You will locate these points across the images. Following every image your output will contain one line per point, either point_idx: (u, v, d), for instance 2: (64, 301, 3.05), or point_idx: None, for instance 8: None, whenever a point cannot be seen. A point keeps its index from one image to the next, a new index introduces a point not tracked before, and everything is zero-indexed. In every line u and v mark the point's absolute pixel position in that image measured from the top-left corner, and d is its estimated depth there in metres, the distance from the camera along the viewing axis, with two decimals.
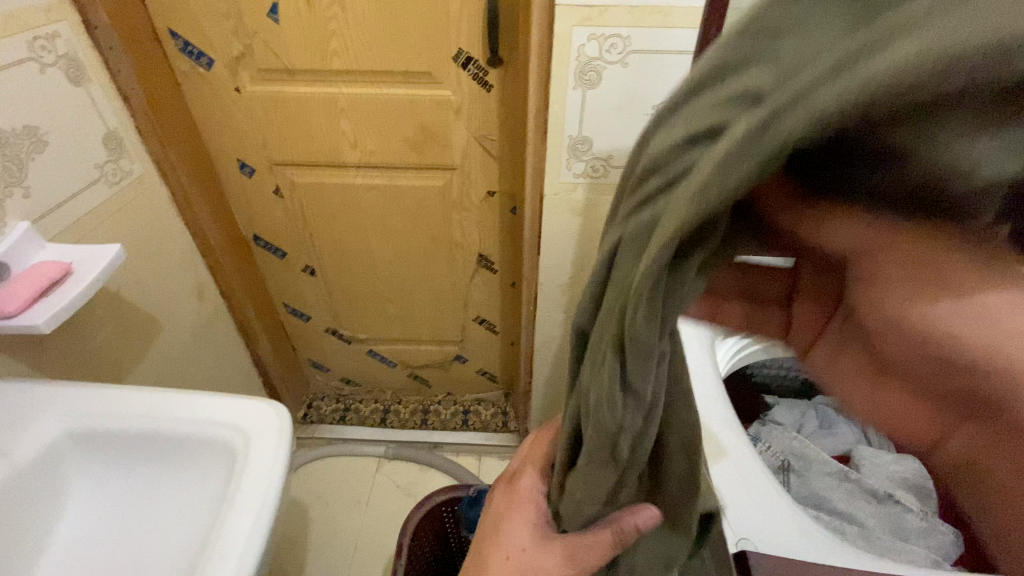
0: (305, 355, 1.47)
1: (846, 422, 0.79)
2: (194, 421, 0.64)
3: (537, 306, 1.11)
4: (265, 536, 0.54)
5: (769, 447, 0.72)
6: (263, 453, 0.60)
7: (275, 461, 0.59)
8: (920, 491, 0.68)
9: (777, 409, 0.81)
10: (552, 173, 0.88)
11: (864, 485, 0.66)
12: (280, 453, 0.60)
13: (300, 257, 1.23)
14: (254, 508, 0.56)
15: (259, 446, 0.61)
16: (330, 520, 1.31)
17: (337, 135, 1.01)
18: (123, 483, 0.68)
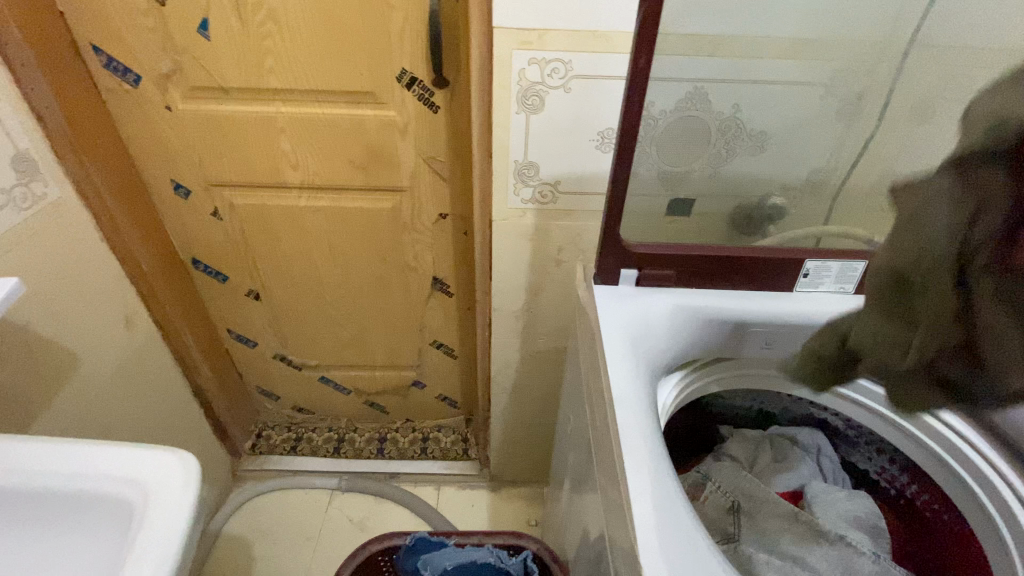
0: (254, 383, 1.40)
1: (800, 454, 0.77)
2: (89, 477, 0.57)
3: (491, 333, 1.07)
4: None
5: (720, 486, 0.71)
6: (165, 512, 0.54)
7: (176, 520, 0.53)
8: (874, 531, 0.67)
9: (731, 442, 0.79)
10: (499, 198, 0.84)
11: (815, 525, 0.62)
12: (182, 510, 0.54)
13: (244, 281, 1.17)
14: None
15: (161, 503, 0.54)
16: (277, 559, 1.23)
17: (279, 156, 0.96)
18: (13, 545, 0.61)
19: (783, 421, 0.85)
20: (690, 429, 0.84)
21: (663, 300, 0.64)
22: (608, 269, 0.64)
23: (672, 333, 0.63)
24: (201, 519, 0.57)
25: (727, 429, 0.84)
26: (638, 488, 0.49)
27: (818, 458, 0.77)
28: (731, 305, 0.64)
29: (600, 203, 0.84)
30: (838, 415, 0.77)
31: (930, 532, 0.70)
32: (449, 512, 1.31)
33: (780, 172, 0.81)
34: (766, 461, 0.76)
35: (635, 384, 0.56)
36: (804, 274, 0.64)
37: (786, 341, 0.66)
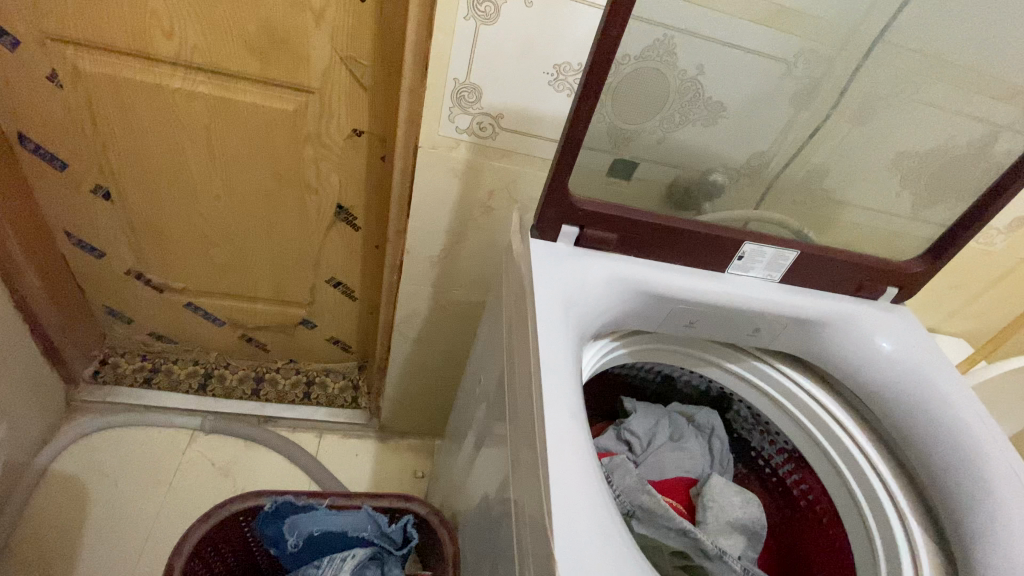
0: (99, 301, 1.15)
1: (694, 435, 0.80)
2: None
3: (400, 276, 0.95)
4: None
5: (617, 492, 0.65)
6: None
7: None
8: (753, 534, 0.71)
9: (634, 418, 0.80)
10: (430, 122, 0.72)
11: (699, 540, 0.63)
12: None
13: (91, 174, 0.93)
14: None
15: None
16: (116, 505, 1.06)
17: (148, 16, 0.74)
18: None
19: (681, 399, 0.87)
20: (592, 397, 0.84)
21: (600, 265, 0.58)
22: (548, 222, 0.57)
23: (605, 302, 0.58)
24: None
25: (629, 403, 0.83)
26: (559, 465, 0.42)
27: (709, 436, 0.81)
28: (665, 278, 0.60)
29: (540, 148, 0.75)
30: (741, 402, 0.80)
31: (793, 510, 0.78)
32: (331, 460, 1.22)
33: (726, 148, 0.78)
34: (662, 438, 0.79)
35: (563, 352, 0.50)
36: (739, 256, 0.62)
37: (709, 321, 0.64)
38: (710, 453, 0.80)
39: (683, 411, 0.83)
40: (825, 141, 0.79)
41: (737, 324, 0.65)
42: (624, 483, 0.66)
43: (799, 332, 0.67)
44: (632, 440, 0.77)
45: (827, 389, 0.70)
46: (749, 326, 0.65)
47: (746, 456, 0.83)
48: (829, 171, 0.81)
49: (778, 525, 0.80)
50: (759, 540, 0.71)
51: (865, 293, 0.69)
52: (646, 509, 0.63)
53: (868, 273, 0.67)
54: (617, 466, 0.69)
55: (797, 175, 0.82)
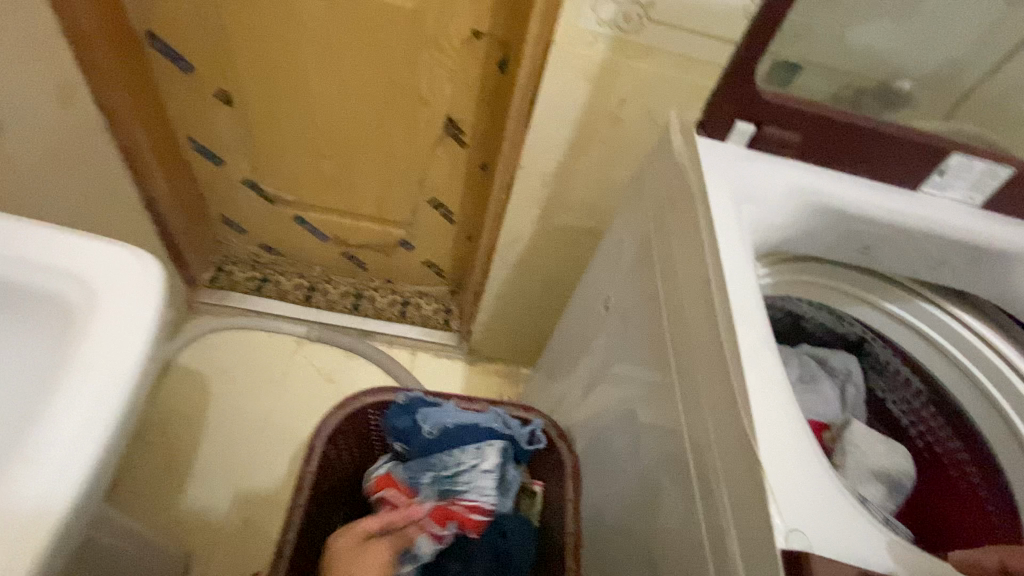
0: (217, 209, 1.21)
1: (827, 378, 0.73)
2: (56, 271, 0.44)
3: (509, 195, 0.92)
4: (73, 496, 0.35)
5: None
6: (107, 348, 0.40)
7: (121, 357, 0.40)
8: (893, 487, 0.65)
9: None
10: (569, 13, 0.65)
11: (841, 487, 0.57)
12: (129, 357, 0.40)
13: (214, 77, 0.95)
14: (75, 428, 0.37)
15: (109, 326, 0.41)
16: (235, 397, 1.16)
17: None
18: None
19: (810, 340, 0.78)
20: None
21: (776, 169, 0.51)
22: (720, 116, 0.50)
23: (778, 215, 0.52)
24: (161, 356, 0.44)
25: None
26: (754, 383, 0.39)
27: (841, 383, 0.73)
28: (851, 193, 0.52)
29: (691, 46, 0.67)
30: (886, 348, 0.70)
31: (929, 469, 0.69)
32: (422, 377, 1.26)
33: (917, 49, 0.66)
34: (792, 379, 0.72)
35: (740, 258, 0.45)
36: (939, 171, 0.53)
37: (889, 249, 0.56)
38: (844, 400, 0.72)
39: (815, 353, 0.75)
40: None
41: (919, 252, 0.56)
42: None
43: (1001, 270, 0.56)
44: None
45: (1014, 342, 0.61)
46: (934, 256, 0.56)
47: (882, 412, 0.74)
48: None
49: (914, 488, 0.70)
50: (899, 493, 0.65)
51: None
52: None
53: None
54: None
55: (1002, 87, 0.68)
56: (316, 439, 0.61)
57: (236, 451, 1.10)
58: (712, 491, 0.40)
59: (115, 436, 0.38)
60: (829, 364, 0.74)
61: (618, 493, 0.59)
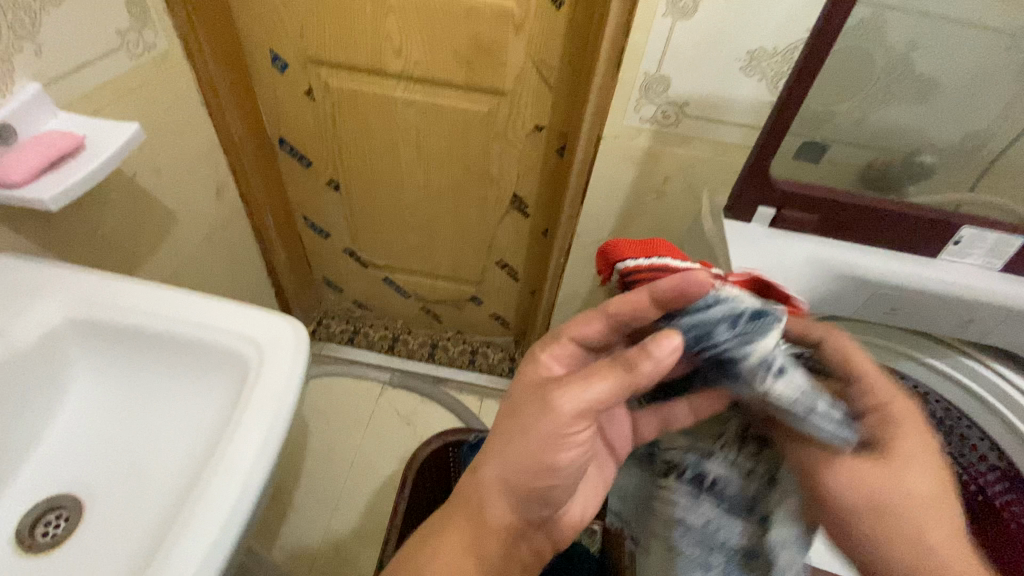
0: (320, 272, 1.43)
1: None
2: (229, 332, 0.59)
3: (568, 259, 1.04)
4: (254, 497, 0.49)
5: None
6: (272, 391, 0.55)
7: (281, 398, 0.55)
8: None
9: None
10: (616, 114, 0.79)
11: None
12: (288, 397, 0.55)
13: (326, 169, 1.17)
14: (253, 449, 0.51)
15: (272, 374, 0.56)
16: (329, 435, 1.32)
17: (384, 38, 0.91)
18: (114, 371, 0.63)
19: None
20: None
21: (797, 245, 0.59)
22: (743, 203, 0.60)
23: (800, 283, 0.60)
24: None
25: None
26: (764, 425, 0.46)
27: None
28: (868, 263, 0.59)
29: (723, 134, 0.78)
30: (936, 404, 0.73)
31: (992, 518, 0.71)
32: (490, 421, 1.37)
33: (937, 126, 0.73)
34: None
35: None
36: (953, 242, 0.59)
37: (914, 309, 0.62)
38: None
39: None
40: None
41: (945, 313, 0.61)
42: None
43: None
44: None
45: None
46: (960, 317, 0.61)
47: None
48: None
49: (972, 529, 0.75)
50: None
51: None
52: None
53: None
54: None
55: None
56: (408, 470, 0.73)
57: (328, 485, 1.24)
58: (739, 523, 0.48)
59: (276, 456, 0.52)
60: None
61: None
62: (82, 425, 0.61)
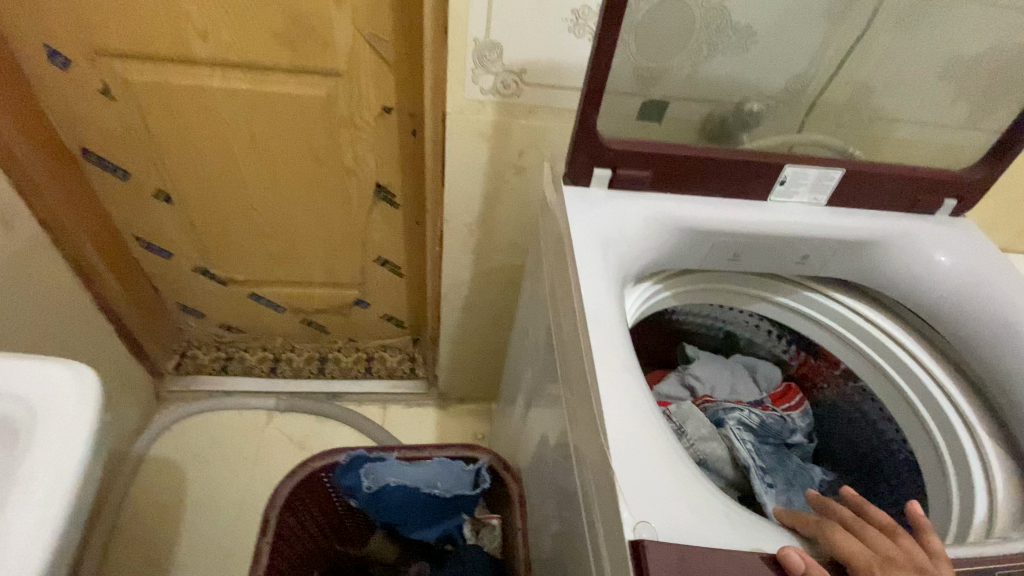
0: (172, 298, 1.26)
1: (751, 387, 0.82)
2: None
3: (443, 248, 0.98)
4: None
5: (687, 435, 0.69)
6: (49, 459, 0.44)
7: (65, 462, 0.44)
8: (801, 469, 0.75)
9: (696, 364, 0.82)
10: (456, 88, 0.74)
11: (741, 459, 0.68)
12: (72, 461, 0.44)
13: (151, 180, 1.01)
14: (24, 536, 0.41)
15: (53, 435, 0.45)
16: (210, 480, 1.18)
17: (184, 20, 0.79)
18: None
19: (745, 339, 0.87)
20: (653, 340, 0.86)
21: (636, 205, 0.59)
22: (580, 167, 0.59)
23: (647, 241, 0.59)
24: (104, 455, 0.49)
25: (690, 349, 0.86)
26: (609, 397, 0.45)
27: (766, 390, 0.83)
28: (703, 213, 0.60)
29: (567, 99, 0.76)
30: (787, 348, 0.83)
31: (876, 434, 0.75)
32: (396, 429, 1.29)
33: (760, 76, 0.76)
34: (722, 388, 0.80)
35: (603, 293, 0.52)
36: (780, 182, 0.62)
37: (753, 253, 0.64)
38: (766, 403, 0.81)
39: (743, 361, 0.85)
40: (868, 52, 0.75)
41: (782, 252, 0.64)
42: (697, 430, 0.70)
43: (851, 257, 0.64)
44: (695, 385, 0.80)
45: (887, 313, 0.68)
46: (795, 253, 0.64)
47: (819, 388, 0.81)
48: (871, 89, 0.77)
49: (856, 452, 0.78)
50: (807, 475, 0.75)
51: (920, 210, 0.65)
52: (696, 439, 0.69)
53: (924, 185, 0.63)
54: (687, 415, 0.71)
55: (838, 95, 0.78)
56: (270, 512, 0.65)
57: (218, 536, 1.11)
58: (594, 498, 0.47)
59: (63, 536, 0.42)
60: (759, 372, 0.84)
61: (552, 512, 0.64)
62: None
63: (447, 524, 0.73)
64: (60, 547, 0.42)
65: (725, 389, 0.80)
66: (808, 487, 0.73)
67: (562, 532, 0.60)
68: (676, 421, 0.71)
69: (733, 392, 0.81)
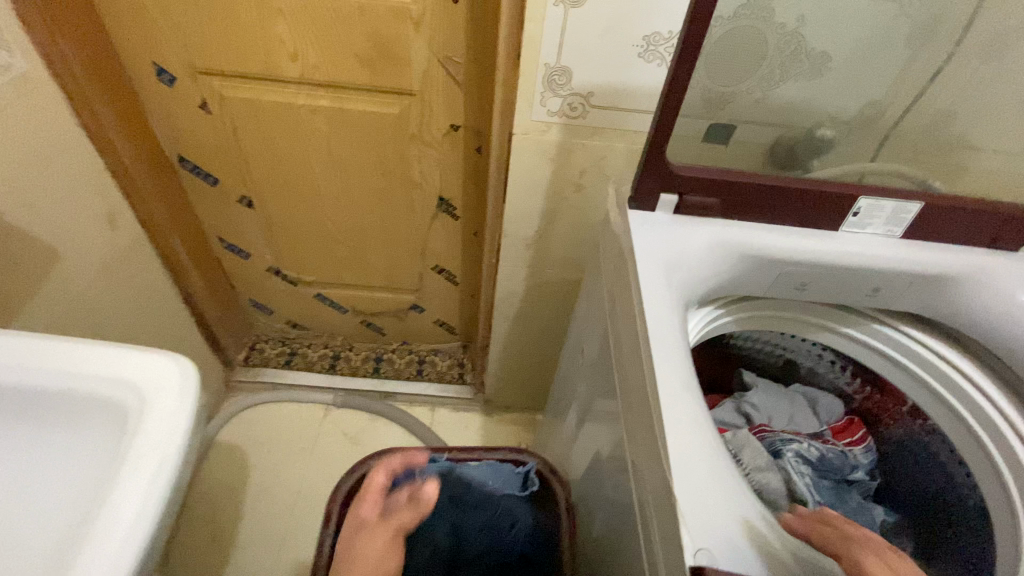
0: (246, 295, 1.36)
1: (810, 417, 0.80)
2: (106, 380, 0.53)
3: (499, 260, 1.01)
4: (136, 564, 0.45)
5: (743, 462, 0.68)
6: (154, 442, 0.50)
7: (167, 446, 0.49)
8: (860, 507, 0.72)
9: (754, 392, 0.81)
10: (523, 109, 0.76)
11: (798, 493, 0.66)
12: (173, 447, 0.49)
13: (236, 187, 1.10)
14: (133, 509, 0.46)
15: (158, 420, 0.51)
16: (271, 467, 1.25)
17: (277, 43, 0.86)
18: None
19: (805, 368, 0.84)
20: (710, 362, 0.85)
21: (702, 231, 0.60)
22: (646, 192, 0.60)
23: (711, 267, 0.59)
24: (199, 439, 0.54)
25: (748, 375, 0.84)
26: (671, 422, 0.46)
27: (826, 422, 0.80)
28: (771, 241, 0.60)
29: (631, 122, 0.77)
30: (852, 380, 0.80)
31: (944, 477, 0.71)
32: (443, 432, 1.33)
33: (834, 100, 0.74)
34: (780, 417, 0.78)
35: (667, 318, 0.53)
36: (853, 213, 0.61)
37: (821, 283, 0.63)
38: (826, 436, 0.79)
39: (803, 390, 0.83)
40: (953, 78, 0.72)
41: (853, 282, 0.62)
42: (753, 460, 0.68)
43: (927, 291, 0.62)
44: (752, 413, 0.78)
45: (964, 351, 0.65)
46: (866, 284, 0.62)
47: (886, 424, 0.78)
48: (956, 115, 0.74)
49: (918, 491, 0.75)
50: (866, 515, 0.72)
51: (1005, 248, 0.62)
52: (753, 468, 0.67)
53: (1011, 221, 0.60)
54: (744, 443, 0.70)
55: (919, 121, 0.75)
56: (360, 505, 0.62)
57: (274, 522, 1.17)
58: (650, 522, 0.48)
59: (161, 514, 0.47)
60: (821, 405, 0.81)
61: (600, 529, 0.65)
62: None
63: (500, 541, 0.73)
64: (161, 517, 0.47)
65: (782, 418, 0.79)
66: (868, 527, 0.70)
67: (611, 551, 0.61)
68: (732, 449, 0.70)
69: (792, 422, 0.78)
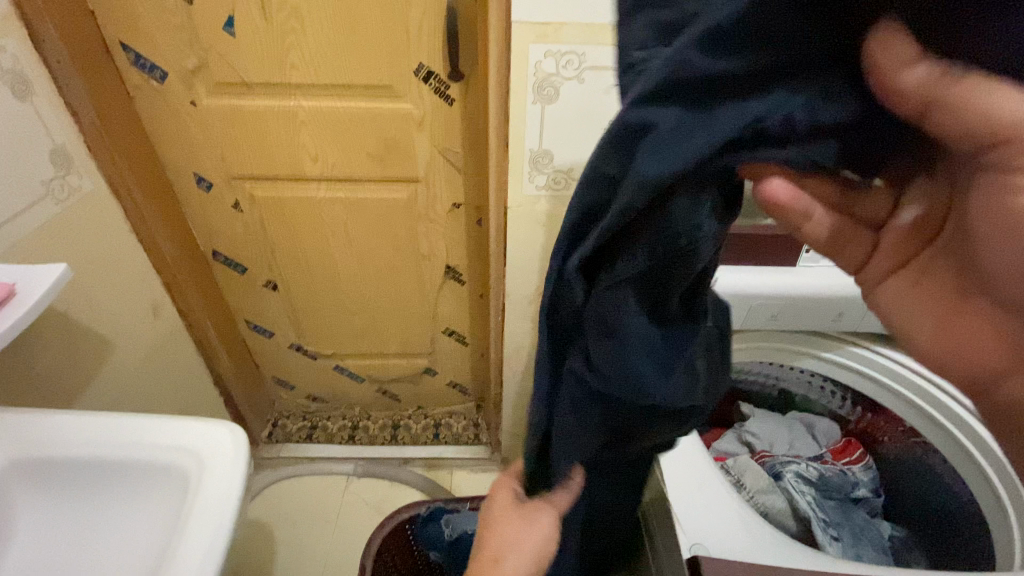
0: (269, 372, 1.44)
1: (810, 441, 0.85)
2: (168, 448, 0.60)
3: (504, 318, 1.10)
4: None
5: (746, 487, 0.73)
6: (212, 500, 0.56)
7: (224, 503, 0.55)
8: (866, 523, 0.75)
9: (753, 421, 0.87)
10: (515, 185, 0.88)
11: (799, 510, 0.71)
12: (229, 505, 0.55)
13: (263, 272, 1.22)
14: (195, 563, 0.51)
15: (215, 481, 0.57)
16: (296, 541, 1.27)
17: (301, 149, 1.00)
18: (65, 506, 0.63)
19: (798, 396, 0.90)
20: None
21: None
22: None
23: None
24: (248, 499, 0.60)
25: (746, 407, 0.91)
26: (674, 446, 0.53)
27: (826, 445, 0.85)
28: (741, 281, 0.69)
29: None
30: (844, 404, 0.86)
31: (942, 488, 0.75)
32: (463, 493, 1.36)
33: None
34: (781, 444, 0.83)
35: None
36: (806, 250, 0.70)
37: (791, 314, 0.71)
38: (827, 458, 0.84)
39: (800, 417, 0.88)
40: None
41: (819, 310, 0.70)
42: (755, 482, 0.73)
43: None
44: (753, 441, 0.84)
45: None
46: (830, 311, 0.70)
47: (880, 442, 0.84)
48: None
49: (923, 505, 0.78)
50: (872, 529, 0.75)
51: None
52: (755, 491, 0.72)
53: None
54: (745, 468, 0.75)
55: None
56: None
57: None
58: None
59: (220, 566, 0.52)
60: (817, 429, 0.86)
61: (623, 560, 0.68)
62: (28, 561, 0.62)
63: (706, 246, 0.33)
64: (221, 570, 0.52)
65: (783, 444, 0.83)
66: (876, 542, 0.73)
67: None
68: (734, 477, 0.75)
69: (793, 447, 0.83)
